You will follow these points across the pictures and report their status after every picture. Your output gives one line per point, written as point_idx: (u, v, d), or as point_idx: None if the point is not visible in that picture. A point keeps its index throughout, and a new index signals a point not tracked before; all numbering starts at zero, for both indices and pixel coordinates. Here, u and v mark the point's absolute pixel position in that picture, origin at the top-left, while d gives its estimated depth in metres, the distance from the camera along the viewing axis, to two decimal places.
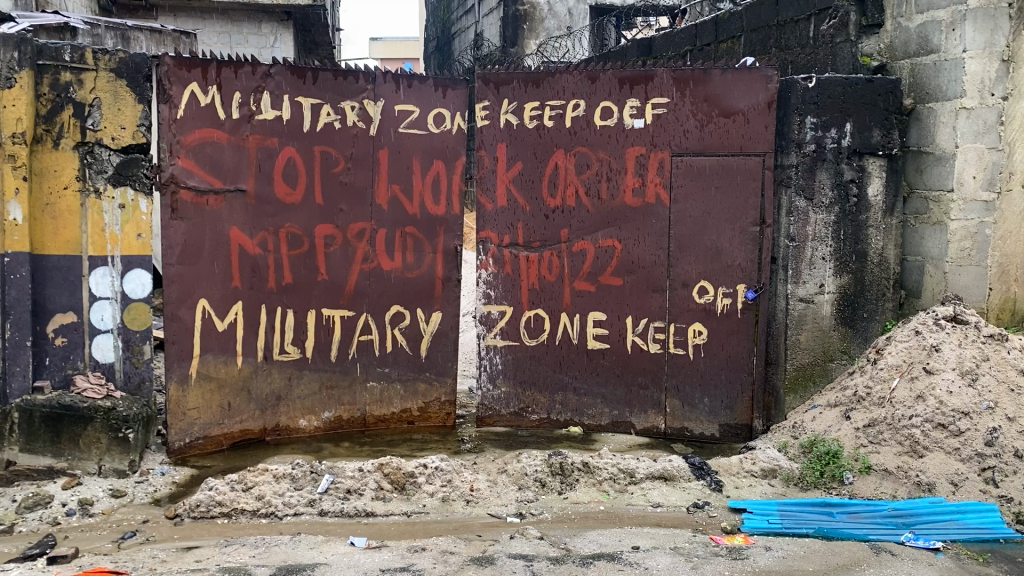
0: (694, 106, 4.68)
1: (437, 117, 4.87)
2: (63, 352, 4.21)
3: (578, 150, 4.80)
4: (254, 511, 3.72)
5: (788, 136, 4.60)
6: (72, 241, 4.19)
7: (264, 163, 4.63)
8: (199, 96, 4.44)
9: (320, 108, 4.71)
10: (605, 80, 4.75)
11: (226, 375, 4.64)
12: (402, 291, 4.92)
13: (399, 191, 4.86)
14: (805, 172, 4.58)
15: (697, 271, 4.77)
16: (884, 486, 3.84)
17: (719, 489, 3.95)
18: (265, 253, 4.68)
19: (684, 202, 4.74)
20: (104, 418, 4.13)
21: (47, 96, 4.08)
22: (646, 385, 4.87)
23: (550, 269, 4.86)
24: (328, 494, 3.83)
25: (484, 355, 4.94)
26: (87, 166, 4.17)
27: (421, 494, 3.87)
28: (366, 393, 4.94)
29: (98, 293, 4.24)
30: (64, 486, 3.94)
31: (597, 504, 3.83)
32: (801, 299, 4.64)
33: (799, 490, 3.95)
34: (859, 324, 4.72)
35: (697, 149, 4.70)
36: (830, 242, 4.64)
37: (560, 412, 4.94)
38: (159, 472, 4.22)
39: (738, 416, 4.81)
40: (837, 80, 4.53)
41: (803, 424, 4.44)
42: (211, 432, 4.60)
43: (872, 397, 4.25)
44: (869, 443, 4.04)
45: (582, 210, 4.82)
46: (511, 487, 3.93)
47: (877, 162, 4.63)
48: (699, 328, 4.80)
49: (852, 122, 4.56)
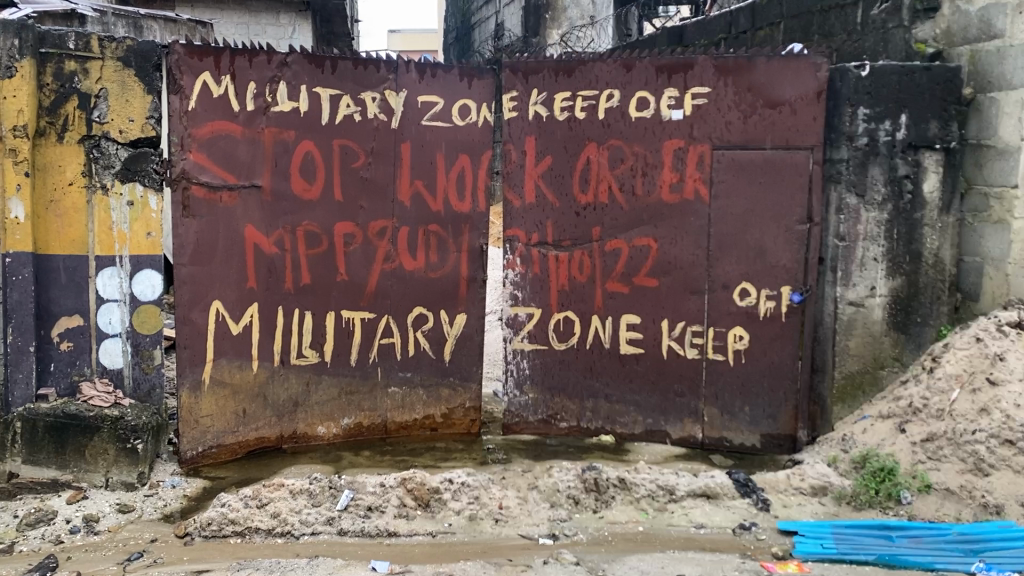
0: (737, 96, 4.39)
1: (462, 109, 4.59)
2: (69, 358, 4.00)
3: (611, 143, 4.52)
4: (268, 530, 3.49)
5: (838, 128, 4.29)
6: (78, 240, 3.96)
7: (280, 158, 4.39)
8: (212, 86, 4.20)
9: (339, 100, 4.45)
10: (641, 68, 4.46)
11: (241, 381, 4.41)
12: (425, 292, 4.66)
13: (421, 185, 4.60)
14: (857, 168, 4.27)
15: (738, 271, 4.48)
16: (946, 507, 3.57)
17: (766, 508, 3.68)
18: (282, 253, 4.44)
19: (725, 199, 4.45)
20: (111, 428, 3.89)
21: (50, 87, 3.87)
22: (683, 394, 4.60)
23: (581, 269, 4.60)
24: (348, 512, 3.58)
25: (512, 359, 4.69)
26: (93, 161, 3.94)
27: (446, 512, 3.62)
28: (387, 399, 4.70)
29: (106, 295, 4.01)
30: (69, 500, 3.74)
31: (635, 524, 3.58)
32: (850, 303, 4.35)
33: (853, 511, 3.69)
34: (912, 330, 4.41)
35: (740, 142, 4.41)
36: (882, 242, 4.33)
37: (591, 420, 4.69)
38: (169, 485, 3.99)
39: (782, 426, 4.53)
40: (892, 68, 4.22)
41: (853, 437, 4.13)
42: (224, 441, 4.37)
43: (929, 409, 3.95)
44: (928, 459, 3.76)
45: (616, 207, 4.55)
46: (542, 505, 3.67)
47: (934, 157, 4.33)
48: (741, 332, 4.51)
49: (908, 113, 4.26)
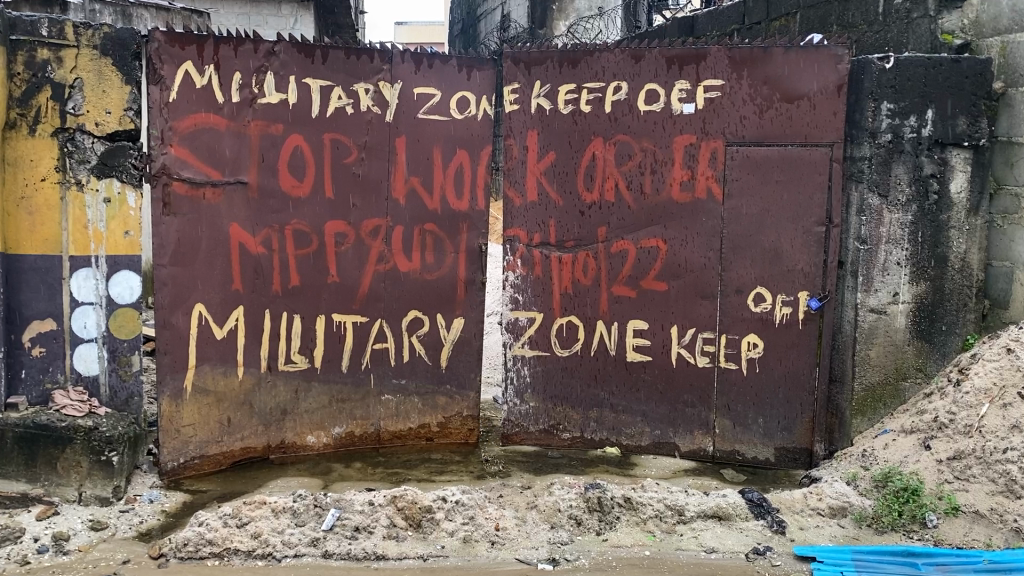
0: (753, 89, 4.13)
1: (461, 101, 4.34)
2: (41, 364, 3.78)
3: (618, 139, 4.27)
4: (249, 552, 3.24)
5: (860, 124, 4.04)
6: (50, 239, 3.73)
7: (267, 152, 4.14)
8: (194, 76, 3.97)
9: (330, 91, 4.20)
10: (650, 59, 4.21)
11: (226, 388, 4.18)
12: (421, 295, 4.42)
13: (417, 183, 4.36)
14: (880, 166, 4.02)
15: (752, 276, 4.24)
16: (975, 532, 3.31)
17: (782, 531, 3.43)
18: (269, 253, 4.21)
19: (739, 197, 4.20)
20: (84, 439, 3.67)
21: (21, 76, 3.63)
22: (692, 404, 4.36)
23: (586, 272, 4.35)
24: (334, 533, 3.34)
25: (512, 366, 4.45)
26: (67, 155, 3.71)
27: (440, 533, 3.38)
28: (381, 407, 4.46)
29: (80, 297, 3.79)
30: (39, 516, 3.49)
31: (640, 548, 3.33)
32: (871, 309, 4.09)
33: (874, 534, 3.43)
34: (937, 338, 4.14)
35: (755, 138, 4.16)
36: (906, 245, 4.07)
37: (595, 430, 4.45)
38: (146, 500, 3.75)
39: (798, 439, 4.29)
40: (918, 60, 3.95)
41: (874, 452, 3.89)
42: (208, 451, 4.15)
43: (956, 424, 3.69)
44: (955, 479, 3.50)
45: (623, 207, 4.30)
46: (541, 526, 3.43)
47: (962, 155, 4.04)
48: (755, 340, 4.27)
49: (934, 108, 3.98)
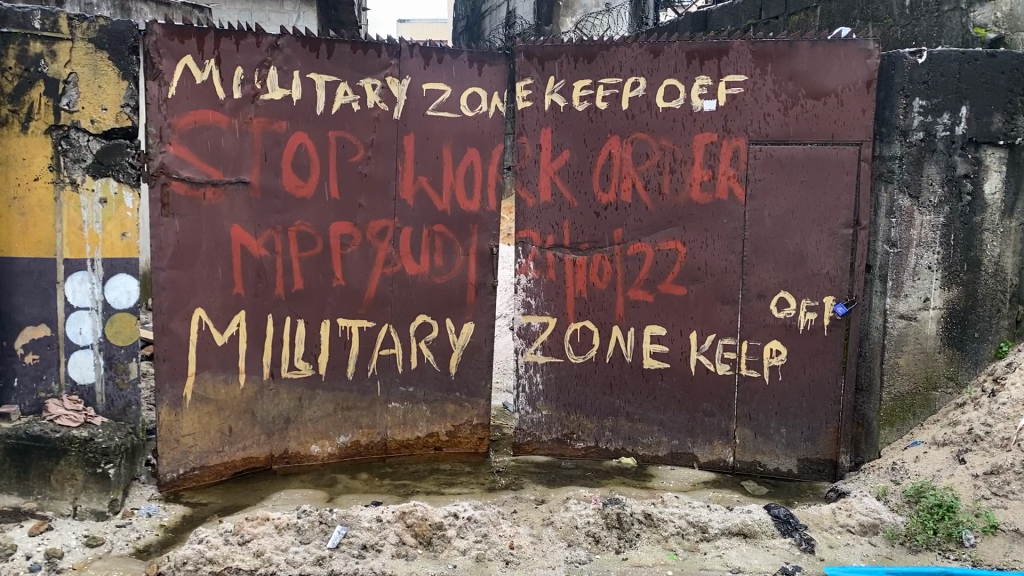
0: (777, 85, 3.96)
1: (472, 97, 4.17)
2: (34, 372, 3.62)
3: (636, 137, 4.10)
4: (251, 570, 3.05)
5: (890, 122, 3.87)
6: (43, 242, 3.56)
7: (270, 151, 3.98)
8: (194, 71, 3.80)
9: (336, 87, 4.03)
10: (669, 54, 4.03)
11: (226, 396, 4.02)
12: (430, 299, 4.25)
13: (426, 183, 4.19)
14: (911, 166, 3.84)
15: (776, 280, 4.07)
16: (1016, 552, 3.13)
17: (811, 550, 3.26)
18: (272, 255, 4.04)
19: (762, 198, 4.03)
20: (78, 451, 3.50)
21: (13, 71, 3.47)
22: (711, 413, 4.19)
23: (601, 275, 4.18)
24: (340, 551, 3.17)
25: (524, 372, 4.29)
26: (61, 154, 3.55)
27: (450, 551, 3.21)
28: (387, 415, 4.29)
29: (75, 302, 3.63)
30: (31, 532, 3.33)
31: (663, 568, 3.15)
32: (901, 316, 3.92)
33: (908, 553, 3.25)
34: (969, 346, 3.96)
35: (779, 137, 3.98)
36: (938, 248, 3.90)
37: (610, 440, 4.28)
38: (144, 514, 3.59)
39: (822, 450, 4.12)
40: (952, 55, 3.78)
41: (904, 465, 3.72)
42: (209, 462, 3.99)
43: (993, 437, 3.52)
44: (993, 495, 3.33)
45: (640, 207, 4.13)
46: (558, 544, 3.27)
47: (997, 154, 3.86)
48: (777, 347, 4.10)
49: (969, 105, 3.80)
